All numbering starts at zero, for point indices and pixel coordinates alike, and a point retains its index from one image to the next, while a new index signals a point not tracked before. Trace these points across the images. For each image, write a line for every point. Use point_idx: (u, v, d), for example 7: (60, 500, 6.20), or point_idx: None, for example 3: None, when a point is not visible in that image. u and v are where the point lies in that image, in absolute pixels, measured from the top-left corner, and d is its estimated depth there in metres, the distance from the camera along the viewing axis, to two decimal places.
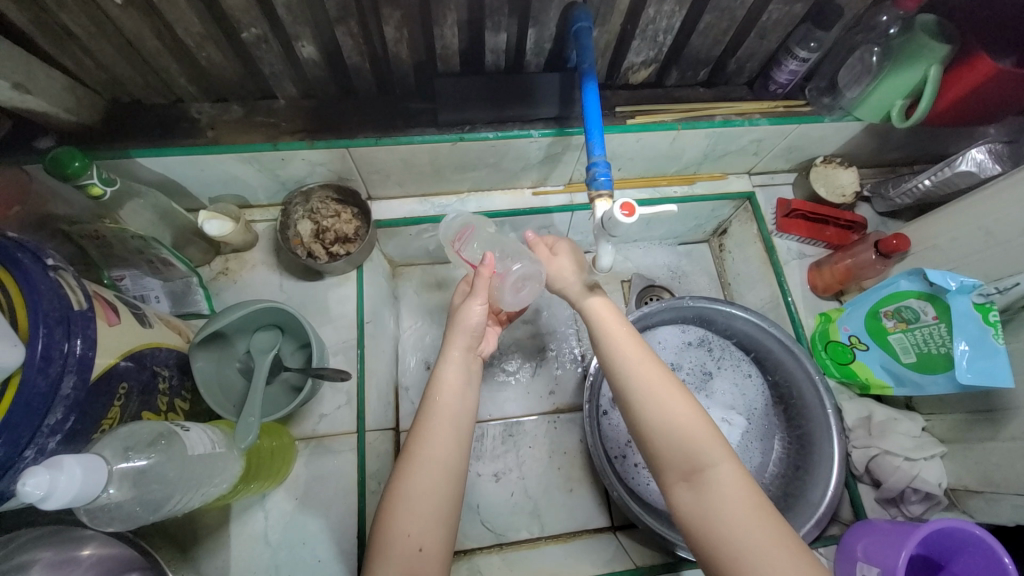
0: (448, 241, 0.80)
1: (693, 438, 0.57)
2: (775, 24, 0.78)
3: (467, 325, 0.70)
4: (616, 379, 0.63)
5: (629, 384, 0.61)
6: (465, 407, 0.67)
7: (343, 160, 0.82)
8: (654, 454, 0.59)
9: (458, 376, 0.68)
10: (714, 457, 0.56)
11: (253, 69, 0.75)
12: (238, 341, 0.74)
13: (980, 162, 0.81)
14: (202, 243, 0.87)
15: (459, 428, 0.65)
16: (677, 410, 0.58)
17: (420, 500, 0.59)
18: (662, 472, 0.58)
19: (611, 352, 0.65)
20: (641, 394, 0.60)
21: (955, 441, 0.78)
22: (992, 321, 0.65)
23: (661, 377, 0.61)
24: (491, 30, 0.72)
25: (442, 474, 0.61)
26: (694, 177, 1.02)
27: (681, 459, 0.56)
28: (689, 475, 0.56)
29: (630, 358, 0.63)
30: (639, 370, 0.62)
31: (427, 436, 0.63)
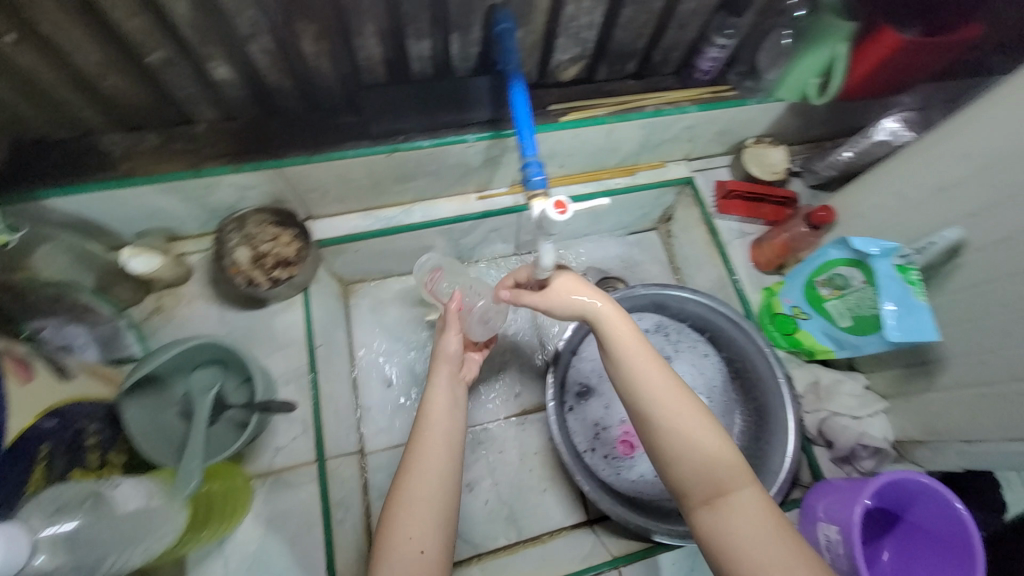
0: (422, 281, 0.93)
1: (716, 463, 0.58)
2: (693, 14, 0.80)
3: (446, 353, 0.74)
4: (633, 399, 0.63)
5: (650, 406, 0.61)
6: (455, 424, 0.69)
7: (274, 182, 0.79)
8: (675, 476, 0.59)
9: (444, 401, 0.70)
10: (737, 482, 0.57)
11: (165, 95, 0.71)
12: (175, 384, 0.71)
13: (893, 131, 0.87)
14: (129, 282, 0.82)
15: (450, 442, 0.67)
16: (702, 436, 0.59)
17: (416, 506, 0.62)
18: (683, 494, 0.59)
19: (631, 373, 0.63)
20: (662, 419, 0.60)
21: (896, 396, 0.83)
22: (912, 280, 0.70)
23: (685, 403, 0.61)
24: (412, 37, 0.71)
25: (438, 482, 0.63)
26: (636, 167, 1.04)
27: (703, 484, 0.58)
28: (710, 499, 0.57)
29: (656, 383, 0.62)
30: (661, 394, 0.61)
31: (421, 449, 0.66)
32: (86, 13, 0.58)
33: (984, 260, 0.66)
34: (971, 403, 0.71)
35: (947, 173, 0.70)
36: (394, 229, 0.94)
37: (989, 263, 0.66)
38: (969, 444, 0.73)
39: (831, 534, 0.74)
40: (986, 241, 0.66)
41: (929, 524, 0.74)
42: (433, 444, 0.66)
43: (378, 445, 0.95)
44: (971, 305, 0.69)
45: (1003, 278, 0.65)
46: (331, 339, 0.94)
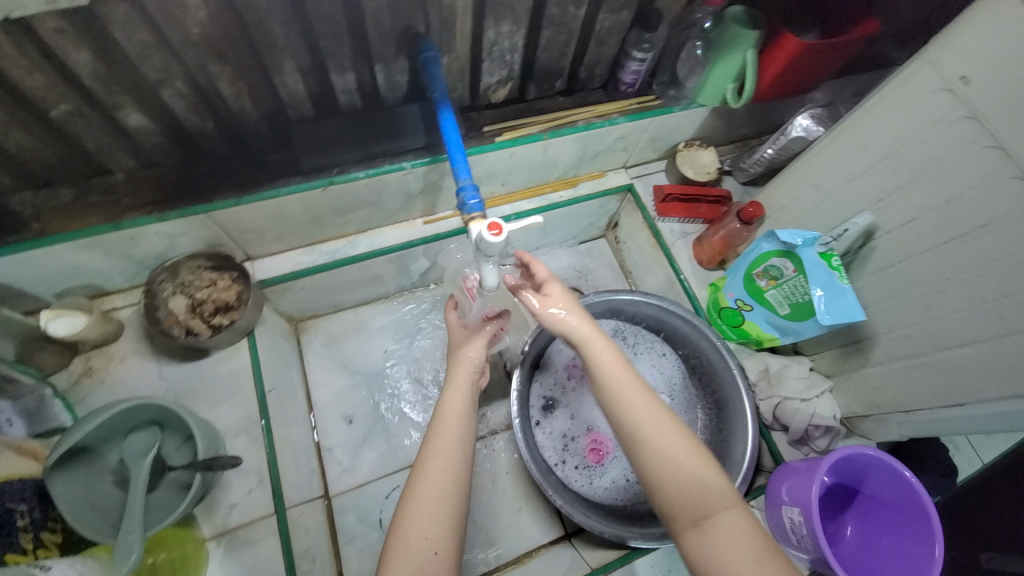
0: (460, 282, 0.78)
1: (703, 486, 0.59)
2: (609, 31, 0.83)
3: (466, 356, 0.74)
4: (619, 422, 0.64)
5: (635, 430, 0.62)
6: (467, 427, 0.69)
7: (205, 226, 0.76)
8: (663, 498, 0.60)
9: (461, 404, 0.70)
10: (723, 503, 0.58)
11: (77, 148, 0.67)
12: (107, 452, 0.67)
13: (807, 128, 0.91)
14: (53, 347, 0.77)
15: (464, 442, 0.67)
16: (687, 459, 0.60)
17: (429, 505, 0.61)
18: (671, 517, 0.60)
19: (617, 397, 0.64)
20: (651, 441, 0.61)
21: (839, 374, 0.87)
22: (835, 266, 0.75)
23: (669, 427, 0.62)
24: (335, 71, 0.70)
25: (451, 480, 0.63)
26: (576, 179, 1.06)
27: (691, 507, 0.58)
28: (698, 521, 0.58)
29: (638, 408, 0.63)
30: (650, 419, 0.62)
31: (438, 447, 0.65)
32: None
33: (896, 241, 0.71)
34: (904, 374, 0.75)
35: (854, 164, 0.75)
36: (340, 262, 0.92)
37: (901, 244, 0.71)
38: (907, 414, 0.77)
39: (795, 516, 0.76)
40: (896, 223, 0.71)
41: (884, 494, 0.78)
42: (447, 444, 0.66)
43: (343, 485, 0.91)
44: (891, 283, 0.74)
45: (914, 256, 0.70)
46: (283, 382, 0.90)
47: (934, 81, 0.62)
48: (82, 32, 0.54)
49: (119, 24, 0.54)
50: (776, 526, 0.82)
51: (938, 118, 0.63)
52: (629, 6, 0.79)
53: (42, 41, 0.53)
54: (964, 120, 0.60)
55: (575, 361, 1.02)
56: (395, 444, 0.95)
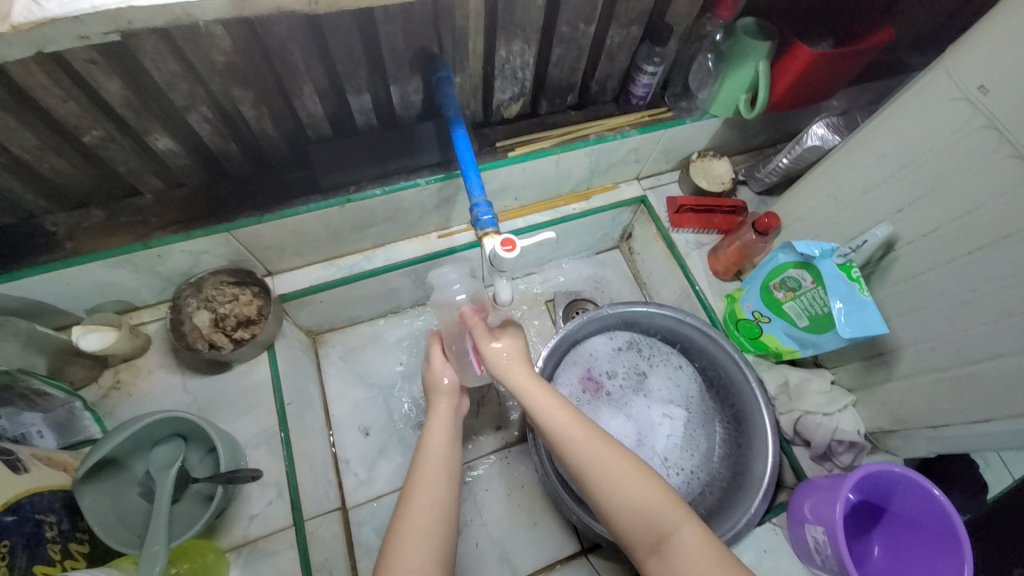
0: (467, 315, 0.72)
1: (651, 509, 0.60)
2: (620, 47, 0.84)
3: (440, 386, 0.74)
4: (567, 458, 0.65)
5: (581, 464, 0.64)
6: (449, 456, 0.69)
7: (228, 243, 0.79)
8: (621, 530, 0.62)
9: (443, 433, 0.71)
10: (675, 522, 0.60)
11: (109, 170, 0.71)
12: (135, 464, 0.70)
13: (822, 137, 0.90)
14: (84, 360, 0.80)
15: (447, 472, 0.67)
16: (632, 483, 0.62)
17: (417, 539, 0.61)
18: (634, 547, 0.61)
19: (558, 432, 0.66)
20: (596, 470, 0.63)
21: (861, 388, 0.85)
22: (855, 278, 0.73)
23: (612, 452, 0.64)
24: (352, 92, 0.73)
25: (436, 515, 0.63)
26: (589, 192, 1.07)
27: (647, 532, 0.60)
28: (656, 545, 0.59)
29: (579, 439, 0.65)
30: (592, 452, 0.64)
31: (422, 477, 0.66)
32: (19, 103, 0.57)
33: (917, 252, 0.70)
34: (930, 388, 0.73)
35: (872, 173, 0.74)
36: (357, 277, 0.94)
37: (922, 255, 0.69)
38: (935, 430, 0.74)
39: (818, 535, 0.74)
40: (916, 234, 0.69)
41: (913, 513, 0.75)
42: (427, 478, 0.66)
43: (359, 497, 0.92)
44: (913, 295, 0.72)
45: (936, 268, 0.68)
46: (302, 394, 0.92)
47: (950, 91, 0.61)
48: (115, 63, 0.57)
49: (148, 55, 0.57)
50: (798, 544, 0.80)
51: (956, 128, 0.62)
52: (638, 22, 0.80)
53: (79, 73, 0.56)
54: (983, 130, 0.59)
55: (590, 374, 1.02)
56: (410, 457, 0.96)
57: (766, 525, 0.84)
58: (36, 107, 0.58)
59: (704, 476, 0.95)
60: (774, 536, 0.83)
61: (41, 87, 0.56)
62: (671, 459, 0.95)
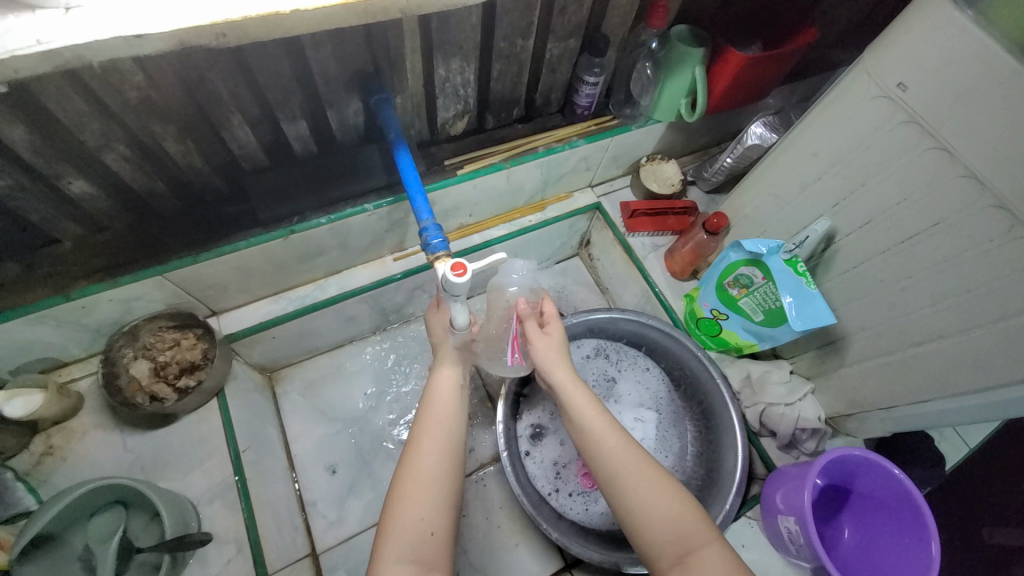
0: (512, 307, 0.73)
1: (681, 520, 0.59)
2: (560, 58, 0.84)
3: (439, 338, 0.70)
4: (600, 464, 0.64)
5: (616, 472, 0.62)
6: (461, 412, 0.67)
7: (164, 287, 0.74)
8: (645, 540, 0.59)
9: (449, 391, 0.68)
10: (703, 538, 0.58)
11: (19, 220, 0.65)
12: (72, 538, 0.63)
13: (761, 135, 0.93)
14: (9, 428, 0.73)
15: (458, 428, 0.65)
16: (666, 499, 0.60)
17: (421, 487, 0.59)
18: (653, 557, 0.59)
19: (596, 435, 0.65)
20: (628, 481, 0.61)
21: (818, 375, 0.88)
22: (801, 272, 0.75)
23: (647, 466, 0.63)
24: (286, 119, 0.70)
25: (444, 465, 0.61)
26: (544, 202, 1.06)
27: (672, 543, 0.58)
28: (679, 558, 0.57)
29: (616, 448, 0.64)
30: (626, 459, 0.63)
31: (436, 432, 0.63)
32: None
33: (855, 243, 0.73)
34: (880, 371, 0.76)
35: (808, 170, 0.76)
36: (310, 308, 0.90)
37: (861, 246, 0.72)
38: (888, 411, 0.77)
39: (791, 525, 0.75)
40: (853, 226, 0.72)
41: (876, 493, 0.78)
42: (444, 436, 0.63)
43: (331, 540, 0.88)
44: (856, 285, 0.75)
45: (874, 257, 0.71)
46: (260, 438, 0.87)
47: (872, 89, 0.64)
48: (12, 107, 0.52)
49: (51, 96, 0.52)
50: (773, 535, 0.81)
51: (881, 123, 0.65)
52: (575, 34, 0.81)
53: None
54: (904, 125, 0.62)
55: None
56: (382, 490, 0.92)
57: (742, 519, 0.86)
58: None
59: (680, 476, 0.95)
60: (750, 529, 0.85)
61: None
62: None
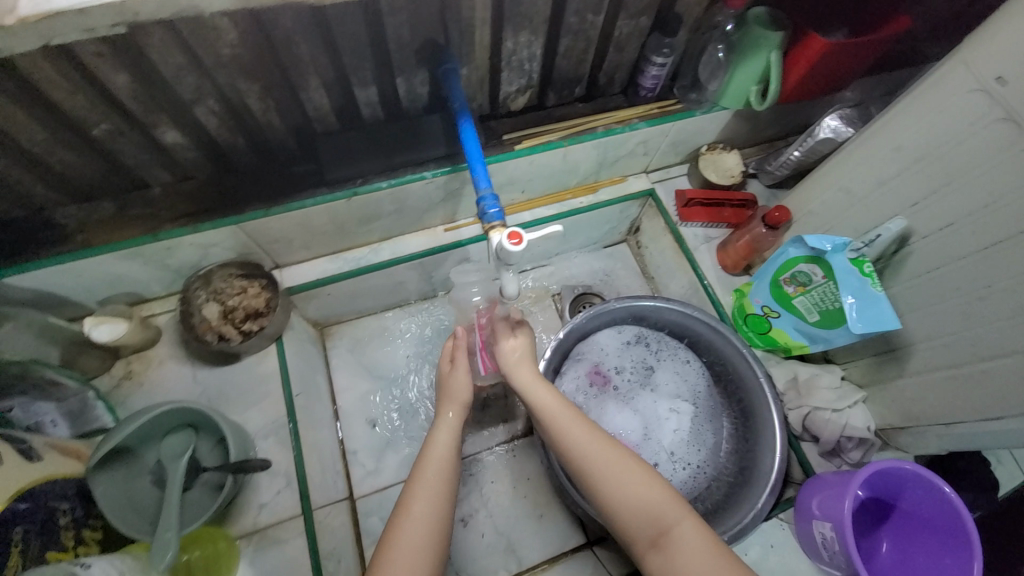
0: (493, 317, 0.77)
1: (651, 504, 0.62)
2: (629, 37, 0.83)
3: (453, 390, 0.72)
4: (573, 461, 0.66)
5: (588, 465, 0.65)
6: (454, 464, 0.68)
7: (236, 236, 0.80)
8: (623, 526, 0.63)
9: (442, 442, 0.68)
10: (674, 516, 0.61)
11: (118, 163, 0.71)
12: (146, 452, 0.71)
13: (835, 128, 0.88)
14: (97, 351, 0.81)
15: (447, 478, 0.66)
16: (635, 483, 0.63)
17: (414, 549, 0.60)
18: (633, 541, 0.63)
19: (562, 432, 0.67)
20: (597, 468, 0.64)
21: (871, 384, 0.84)
22: (868, 272, 0.72)
23: (614, 451, 0.65)
24: (358, 84, 0.72)
25: (435, 524, 0.62)
26: (597, 185, 1.06)
27: (647, 526, 0.61)
28: (655, 539, 0.61)
29: (582, 441, 0.66)
30: (594, 453, 0.65)
31: (421, 487, 0.64)
32: (28, 97, 0.58)
33: (931, 246, 0.68)
34: (943, 384, 0.72)
35: (886, 166, 0.72)
36: (364, 269, 0.94)
37: (937, 250, 0.68)
38: (947, 427, 0.73)
39: (826, 531, 0.73)
40: (930, 229, 0.68)
41: (923, 511, 0.74)
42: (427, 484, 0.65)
43: (367, 488, 0.93)
44: (927, 290, 0.70)
45: (951, 262, 0.67)
46: (310, 386, 0.93)
47: (967, 82, 0.60)
48: (122, 56, 0.57)
49: (155, 47, 0.57)
50: (805, 539, 0.79)
51: (975, 119, 0.60)
52: (647, 12, 0.79)
53: (85, 65, 0.56)
54: (1000, 123, 0.58)
55: (596, 368, 1.02)
56: (417, 448, 0.97)
57: (773, 519, 0.84)
58: (43, 99, 0.59)
59: (711, 471, 0.95)
60: (781, 531, 0.83)
61: (48, 79, 0.56)
62: (678, 453, 0.95)
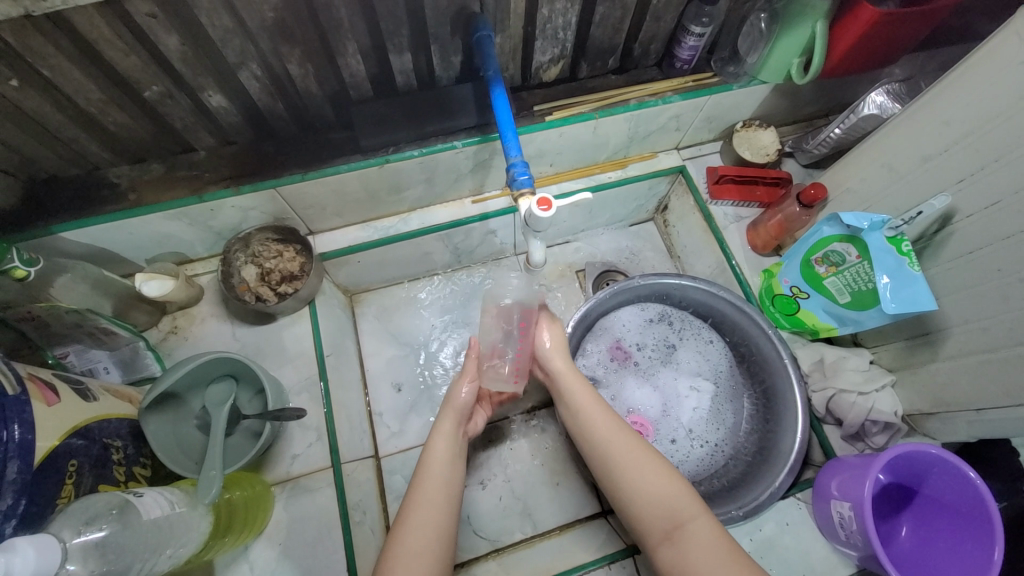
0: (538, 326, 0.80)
1: (670, 498, 0.64)
2: (666, 6, 0.81)
3: (454, 400, 0.76)
4: (596, 450, 0.70)
5: (609, 455, 0.69)
6: (455, 473, 0.70)
7: (274, 201, 0.83)
8: (637, 519, 0.65)
9: (446, 449, 0.71)
10: (690, 512, 0.63)
11: (165, 125, 0.75)
12: (192, 399, 0.76)
13: (880, 104, 0.85)
14: (146, 306, 0.87)
15: (447, 486, 0.68)
16: (655, 478, 0.65)
17: (417, 553, 0.62)
18: (647, 534, 0.64)
19: (587, 421, 0.72)
20: (617, 462, 0.68)
21: (902, 368, 0.82)
22: (904, 252, 0.70)
23: (635, 444, 0.69)
24: (394, 52, 0.73)
25: (435, 534, 0.64)
26: (626, 160, 1.04)
27: (661, 519, 0.63)
28: (669, 532, 0.62)
29: (604, 431, 0.70)
30: (616, 445, 0.69)
31: (424, 490, 0.67)
32: (83, 55, 0.61)
33: (975, 227, 0.66)
34: (978, 369, 0.70)
35: (932, 141, 0.69)
36: (393, 238, 0.97)
37: (981, 229, 0.65)
38: (979, 413, 0.72)
39: (844, 511, 0.73)
40: (976, 207, 0.66)
41: (947, 496, 0.73)
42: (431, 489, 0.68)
43: (391, 448, 0.97)
44: (967, 272, 0.68)
45: (996, 242, 0.64)
46: (340, 348, 0.97)
47: (1021, 52, 0.57)
48: (171, 17, 0.59)
49: (203, 9, 0.59)
50: (823, 520, 0.79)
51: None
52: None
53: (138, 26, 0.59)
54: None
55: (618, 344, 1.02)
56: (439, 413, 1.00)
57: (790, 498, 0.84)
58: (100, 59, 0.62)
59: (728, 449, 0.95)
60: (798, 510, 0.83)
61: (103, 38, 0.59)
62: (696, 431, 0.96)
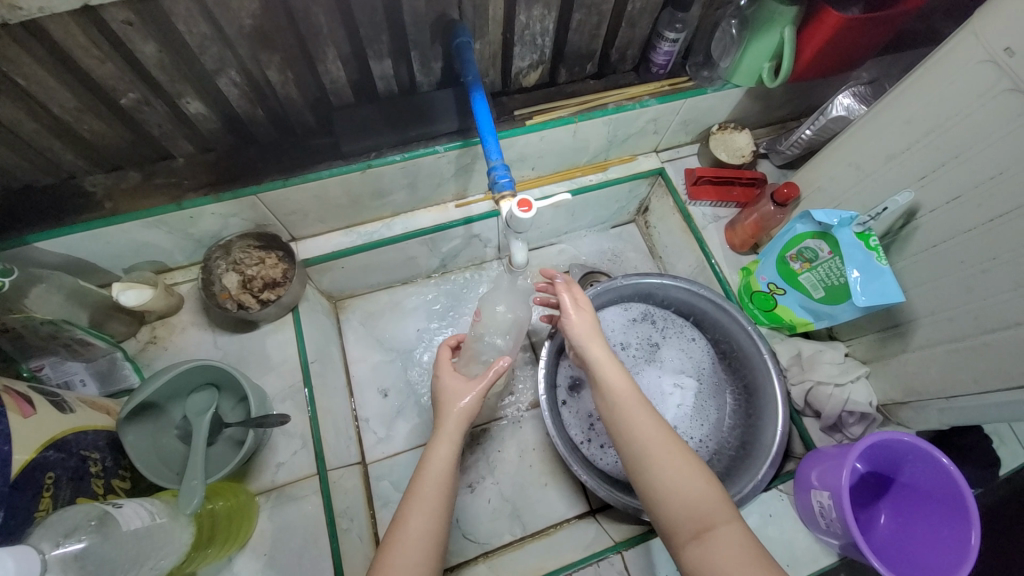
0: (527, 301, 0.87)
1: (704, 501, 0.61)
2: (641, 13, 0.83)
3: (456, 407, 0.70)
4: (629, 443, 0.67)
5: (642, 453, 0.66)
6: (452, 482, 0.67)
7: (255, 208, 0.82)
8: (664, 514, 0.62)
9: (446, 454, 0.68)
10: (722, 516, 0.60)
11: (143, 133, 0.74)
12: (172, 408, 0.74)
13: (847, 106, 0.88)
14: (124, 316, 0.85)
15: (445, 493, 0.65)
16: (689, 477, 0.63)
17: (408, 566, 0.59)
18: (672, 532, 0.62)
19: (624, 412, 0.69)
20: (652, 458, 0.65)
21: (875, 360, 0.85)
22: (873, 246, 0.73)
23: (671, 444, 0.66)
24: (374, 58, 0.74)
25: (431, 543, 0.61)
26: (607, 163, 1.06)
27: (690, 519, 0.60)
28: (699, 533, 0.59)
29: (640, 425, 0.67)
30: (652, 440, 0.66)
31: (417, 502, 0.63)
32: (58, 63, 0.60)
33: (938, 221, 0.69)
34: (946, 358, 0.73)
35: (895, 139, 0.73)
36: (376, 243, 0.97)
37: (942, 223, 0.69)
38: (949, 400, 0.74)
39: (824, 500, 0.75)
40: (939, 202, 0.69)
41: (923, 483, 0.76)
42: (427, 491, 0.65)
43: (378, 454, 0.97)
44: (931, 264, 0.71)
45: (958, 236, 0.67)
46: (325, 355, 0.96)
47: (977, 53, 0.60)
48: (148, 23, 0.59)
49: (181, 17, 0.59)
50: (804, 510, 0.81)
51: (982, 91, 0.61)
52: None
53: (114, 34, 0.59)
54: (1004, 94, 0.59)
55: None
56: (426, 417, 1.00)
57: (773, 491, 0.86)
58: (75, 66, 0.61)
59: (713, 445, 0.97)
60: (780, 501, 0.85)
61: (78, 45, 0.58)
62: (682, 427, 0.97)
